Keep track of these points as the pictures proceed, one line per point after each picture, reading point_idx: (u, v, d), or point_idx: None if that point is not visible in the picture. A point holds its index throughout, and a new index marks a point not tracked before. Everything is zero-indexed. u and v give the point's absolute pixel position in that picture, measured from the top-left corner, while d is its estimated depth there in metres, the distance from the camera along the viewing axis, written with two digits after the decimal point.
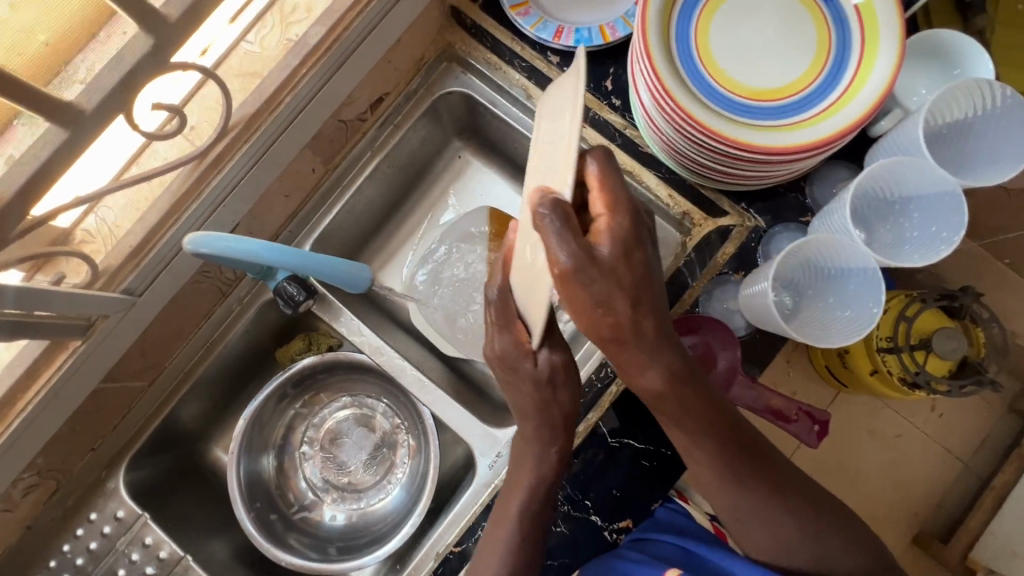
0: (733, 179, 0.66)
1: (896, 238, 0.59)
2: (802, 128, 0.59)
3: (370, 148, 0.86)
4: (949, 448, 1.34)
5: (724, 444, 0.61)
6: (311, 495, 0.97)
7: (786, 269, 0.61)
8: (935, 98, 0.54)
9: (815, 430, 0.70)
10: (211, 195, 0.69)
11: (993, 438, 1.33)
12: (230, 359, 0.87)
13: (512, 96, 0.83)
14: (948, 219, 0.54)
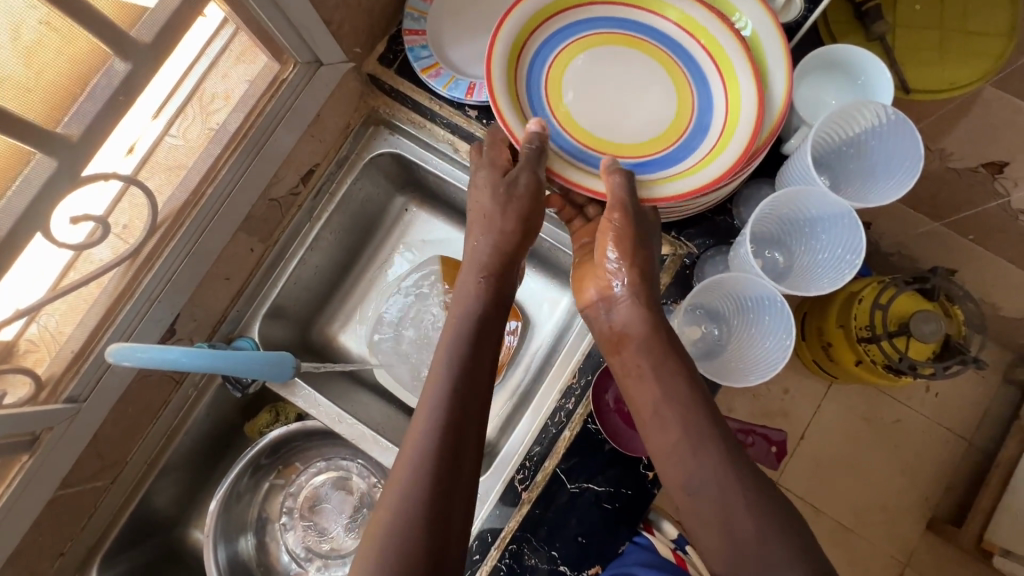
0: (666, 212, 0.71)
1: (811, 260, 0.63)
2: (718, 153, 0.63)
3: (308, 219, 0.87)
4: (948, 427, 1.31)
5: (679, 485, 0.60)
6: (295, 567, 0.95)
7: (700, 299, 0.66)
8: (822, 123, 0.57)
9: (773, 450, 0.72)
10: (146, 292, 0.70)
11: (992, 411, 1.31)
12: (195, 442, 0.87)
13: (440, 151, 0.86)
14: (847, 241, 0.58)
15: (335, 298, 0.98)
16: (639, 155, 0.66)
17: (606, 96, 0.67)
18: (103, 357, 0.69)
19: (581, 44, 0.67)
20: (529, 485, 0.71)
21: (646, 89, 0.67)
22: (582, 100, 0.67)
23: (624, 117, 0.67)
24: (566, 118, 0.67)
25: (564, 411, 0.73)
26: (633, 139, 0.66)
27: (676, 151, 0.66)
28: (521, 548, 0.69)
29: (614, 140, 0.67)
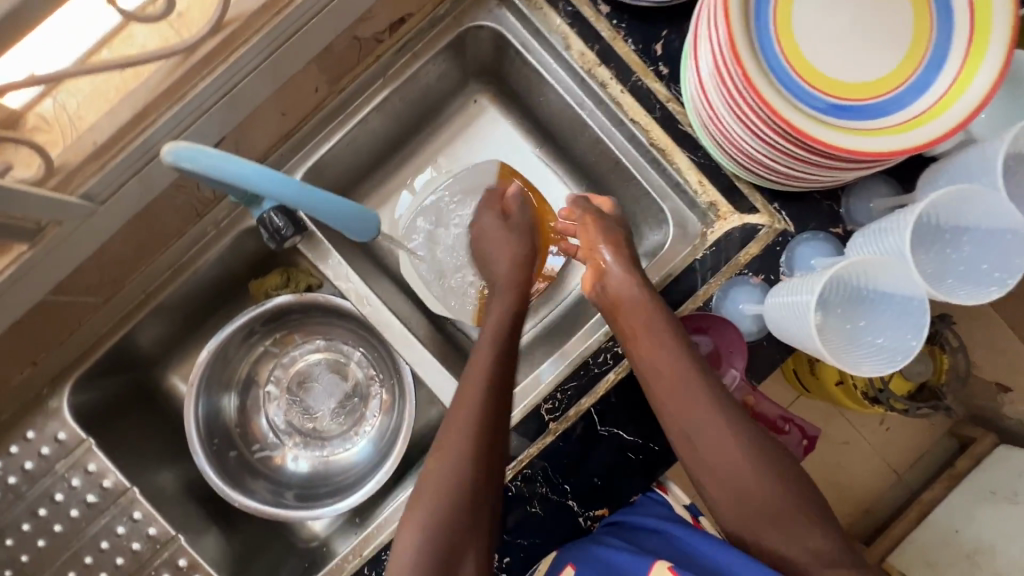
0: (797, 180, 0.60)
1: (936, 269, 0.55)
2: (927, 120, 0.51)
3: (383, 74, 0.76)
4: (887, 462, 1.34)
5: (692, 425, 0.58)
6: (273, 437, 0.92)
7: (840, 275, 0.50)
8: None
9: (804, 443, 0.71)
10: (197, 99, 0.59)
11: (931, 454, 1.34)
12: (199, 285, 0.79)
13: (549, 43, 0.75)
14: (1005, 258, 0.52)
15: (377, 174, 0.90)
16: (835, 94, 0.52)
17: (834, 10, 0.52)
18: (132, 162, 0.59)
19: None
20: (557, 417, 0.69)
21: (879, 23, 0.52)
22: (804, 6, 0.52)
23: (835, 45, 0.52)
24: (783, 14, 0.51)
25: (611, 353, 0.70)
26: (835, 74, 0.52)
27: (870, 103, 0.52)
28: (535, 473, 0.68)
29: (817, 66, 0.52)
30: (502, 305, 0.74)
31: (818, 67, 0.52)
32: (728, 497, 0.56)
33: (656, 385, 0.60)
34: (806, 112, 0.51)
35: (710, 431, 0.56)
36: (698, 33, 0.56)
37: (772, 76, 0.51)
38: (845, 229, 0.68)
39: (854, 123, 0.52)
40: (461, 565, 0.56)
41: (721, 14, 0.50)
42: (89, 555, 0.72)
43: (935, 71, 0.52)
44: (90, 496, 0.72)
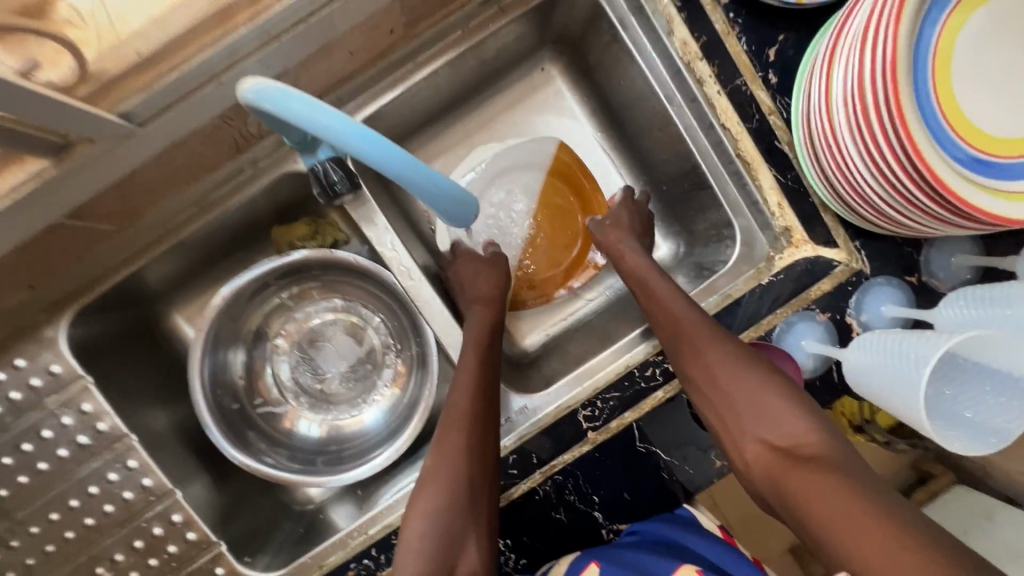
0: (900, 225, 0.57)
1: None
2: None
3: (463, 25, 0.68)
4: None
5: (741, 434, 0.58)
6: (279, 395, 0.87)
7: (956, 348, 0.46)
8: None
9: None
10: (270, 22, 0.51)
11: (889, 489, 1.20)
12: (223, 226, 0.71)
13: (651, 23, 0.68)
14: None
15: (428, 133, 0.82)
16: (980, 147, 0.48)
17: (999, 54, 0.48)
18: (181, 84, 0.51)
19: None
20: (597, 426, 0.67)
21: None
22: (968, 45, 0.47)
23: (987, 94, 0.48)
24: (945, 46, 0.47)
25: (661, 368, 0.68)
26: (982, 125, 0.48)
27: (1009, 164, 0.48)
28: (566, 481, 0.66)
29: (967, 112, 0.48)
30: (477, 317, 0.72)
31: (967, 114, 0.47)
32: (761, 453, 0.56)
33: (681, 354, 0.63)
34: (948, 161, 0.47)
35: (733, 394, 0.59)
36: (841, 46, 0.51)
37: (920, 114, 0.46)
38: (921, 280, 0.65)
39: (991, 182, 0.48)
40: (461, 551, 0.57)
41: (885, 29, 0.45)
42: (76, 499, 0.67)
43: None
44: (82, 438, 0.67)
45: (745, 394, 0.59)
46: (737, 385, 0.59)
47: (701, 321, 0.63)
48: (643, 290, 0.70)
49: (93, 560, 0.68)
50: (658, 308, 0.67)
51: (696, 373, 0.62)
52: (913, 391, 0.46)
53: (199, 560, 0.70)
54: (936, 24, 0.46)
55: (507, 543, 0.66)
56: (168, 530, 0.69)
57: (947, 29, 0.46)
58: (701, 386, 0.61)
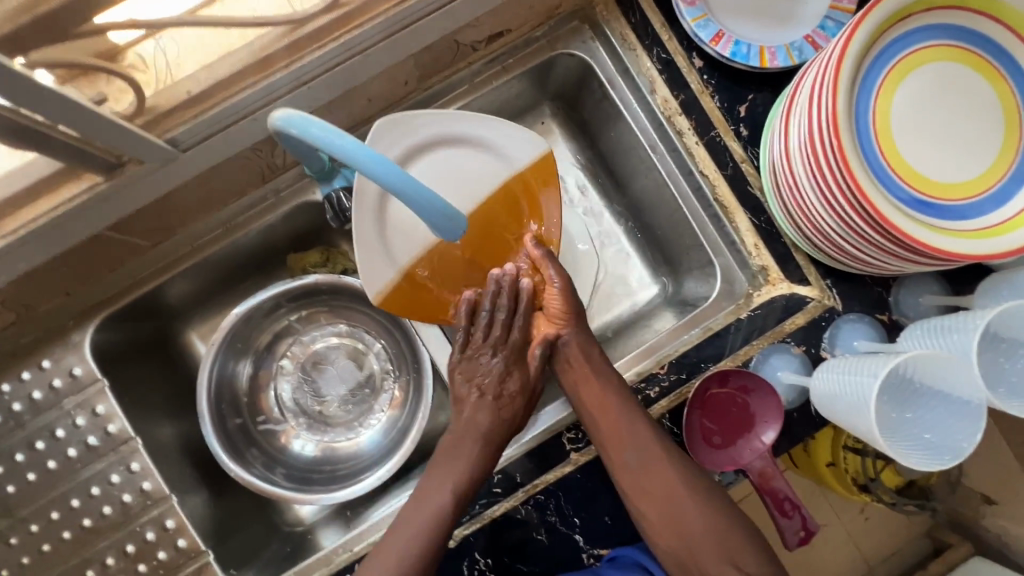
0: (858, 259, 0.62)
1: (991, 375, 0.54)
2: (1007, 231, 0.52)
3: (468, 81, 0.77)
4: (862, 554, 1.09)
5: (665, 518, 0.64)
6: (279, 413, 0.90)
7: (902, 366, 0.50)
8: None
9: (800, 534, 0.65)
10: (302, 70, 0.60)
11: (901, 556, 1.09)
12: (243, 248, 0.78)
13: (635, 83, 0.76)
14: None
15: None
16: (921, 190, 0.53)
17: (932, 112, 0.54)
18: (223, 116, 0.59)
19: (945, 49, 0.54)
20: (579, 447, 0.69)
21: (971, 134, 0.55)
22: (904, 106, 0.54)
23: (926, 144, 0.54)
24: (883, 102, 0.53)
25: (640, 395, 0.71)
26: (924, 171, 0.54)
27: (950, 205, 0.54)
28: (548, 501, 0.67)
29: (906, 159, 0.54)
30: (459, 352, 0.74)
31: (906, 160, 0.54)
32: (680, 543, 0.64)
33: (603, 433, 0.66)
34: (893, 202, 0.52)
35: (663, 487, 0.64)
36: (794, 106, 0.59)
37: (865, 160, 0.52)
38: (891, 317, 0.68)
39: (935, 221, 0.53)
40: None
41: (825, 92, 0.52)
42: (77, 499, 0.70)
43: (1016, 187, 0.54)
44: (92, 438, 0.71)
45: (664, 490, 0.64)
46: (665, 479, 0.65)
47: (642, 423, 0.66)
48: (591, 379, 0.69)
49: (84, 563, 0.70)
50: (603, 406, 0.67)
51: (636, 465, 0.65)
52: (865, 407, 0.50)
53: (185, 570, 0.71)
54: (874, 82, 0.53)
55: (487, 563, 0.66)
56: (160, 536, 0.71)
57: (884, 91, 0.53)
58: (636, 477, 0.64)
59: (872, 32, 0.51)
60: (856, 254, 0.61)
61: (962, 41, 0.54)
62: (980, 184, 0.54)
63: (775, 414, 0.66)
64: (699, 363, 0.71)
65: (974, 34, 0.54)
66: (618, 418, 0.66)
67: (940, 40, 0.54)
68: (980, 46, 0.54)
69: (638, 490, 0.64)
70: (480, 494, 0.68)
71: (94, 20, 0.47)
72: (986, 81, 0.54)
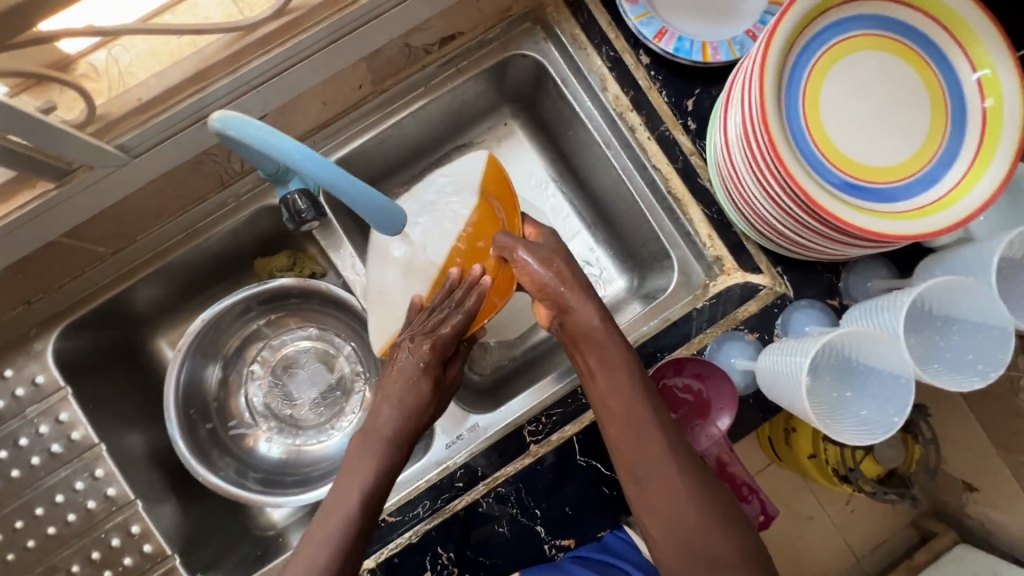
0: (800, 246, 0.63)
1: (924, 352, 0.55)
2: (934, 213, 0.54)
3: (424, 84, 0.79)
4: (849, 546, 1.09)
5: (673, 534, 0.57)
6: (250, 418, 0.91)
7: (835, 344, 0.52)
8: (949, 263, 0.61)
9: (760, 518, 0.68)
10: (249, 75, 0.61)
11: (885, 546, 1.09)
12: (206, 253, 0.79)
13: (587, 81, 0.78)
14: (988, 349, 0.52)
15: (401, 174, 0.88)
16: (853, 176, 0.55)
17: (861, 100, 0.56)
18: (173, 121, 0.60)
19: (868, 40, 0.56)
20: (539, 439, 0.70)
21: (899, 119, 0.56)
22: (832, 96, 0.56)
23: (856, 132, 0.56)
24: (813, 91, 0.55)
25: None
26: (855, 158, 0.55)
27: (881, 189, 0.55)
28: (509, 493, 0.68)
29: (837, 147, 0.55)
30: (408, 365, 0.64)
31: (838, 148, 0.55)
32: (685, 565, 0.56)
33: (611, 433, 0.61)
34: (826, 189, 0.53)
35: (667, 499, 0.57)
36: (730, 100, 0.60)
37: (797, 150, 0.54)
38: (841, 303, 0.70)
39: (868, 205, 0.55)
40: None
41: (753, 87, 0.53)
42: (41, 507, 0.70)
43: (943, 169, 0.56)
44: (55, 446, 0.71)
45: (671, 502, 0.57)
46: (672, 490, 0.57)
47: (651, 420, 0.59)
48: (600, 368, 0.62)
49: (49, 571, 0.70)
50: (608, 401, 0.61)
51: (643, 474, 0.58)
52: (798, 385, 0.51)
53: (152, 574, 0.71)
54: (803, 72, 0.55)
55: (450, 557, 0.67)
56: (126, 541, 0.71)
57: (812, 83, 0.55)
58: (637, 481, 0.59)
59: (794, 27, 0.53)
60: (799, 241, 0.62)
61: (887, 30, 0.56)
62: (908, 169, 0.56)
63: (730, 402, 0.67)
64: (655, 352, 0.73)
65: (894, 23, 0.56)
66: (622, 411, 0.60)
67: (862, 31, 0.55)
68: (901, 33, 0.56)
69: (643, 502, 0.58)
70: (443, 489, 0.69)
71: (37, 28, 0.48)
72: (909, 68, 0.56)
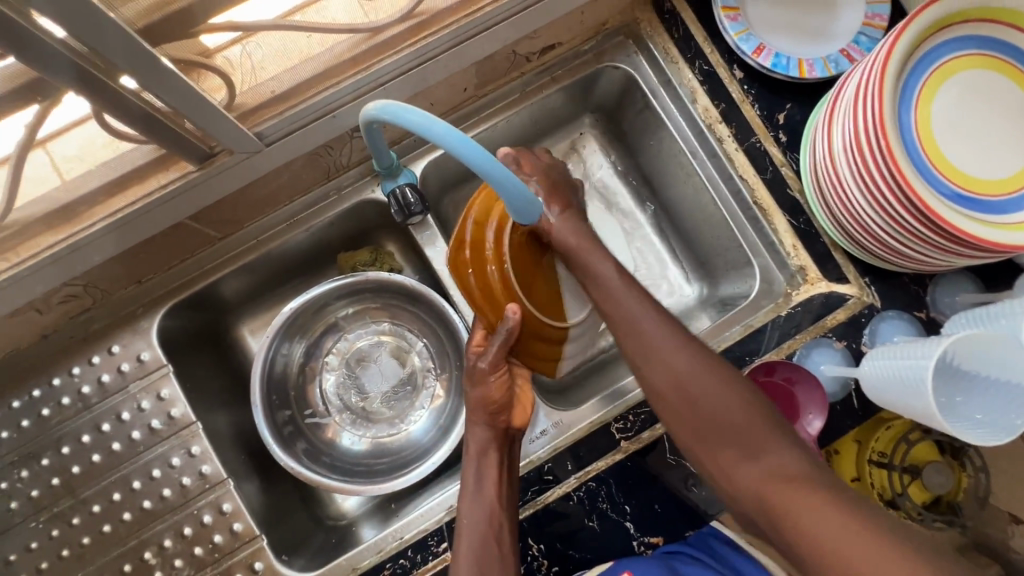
0: (900, 254, 0.65)
1: None
2: None
3: (520, 90, 0.82)
4: None
5: (685, 414, 0.56)
6: (324, 407, 0.92)
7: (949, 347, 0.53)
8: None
9: None
10: (379, 73, 0.65)
11: None
12: (302, 243, 0.82)
13: (677, 93, 0.81)
14: None
15: None
16: (962, 186, 0.57)
17: (969, 116, 0.58)
18: (304, 114, 0.64)
19: (978, 58, 0.58)
20: (629, 436, 0.71)
21: (1006, 135, 0.58)
22: (942, 109, 0.58)
23: (965, 145, 0.58)
24: (924, 104, 0.57)
25: None
26: (964, 170, 0.57)
27: (991, 201, 0.57)
28: (599, 489, 0.69)
29: (947, 158, 0.57)
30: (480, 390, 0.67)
31: (948, 159, 0.57)
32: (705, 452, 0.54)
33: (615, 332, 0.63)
34: (939, 198, 0.55)
35: (669, 375, 0.57)
36: (836, 112, 0.63)
37: (910, 158, 0.56)
38: (929, 314, 0.71)
39: (977, 215, 0.56)
40: (495, 564, 0.60)
41: (869, 98, 0.56)
42: (139, 481, 0.72)
43: None
44: (155, 422, 0.74)
45: (680, 383, 0.57)
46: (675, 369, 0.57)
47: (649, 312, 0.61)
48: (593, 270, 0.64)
49: (142, 544, 0.71)
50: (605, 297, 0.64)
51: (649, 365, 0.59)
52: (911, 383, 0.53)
53: (239, 554, 0.72)
54: (915, 86, 0.57)
55: (540, 549, 0.68)
56: (216, 519, 0.72)
57: (924, 97, 0.58)
58: (646, 371, 0.59)
59: (912, 43, 0.55)
60: (900, 249, 0.63)
61: (996, 51, 0.58)
62: (1017, 181, 0.57)
63: (824, 407, 0.68)
64: (744, 356, 0.74)
65: (1004, 45, 0.58)
66: (620, 302, 0.62)
67: (973, 50, 0.58)
68: (1011, 54, 0.58)
69: (654, 388, 0.59)
70: (532, 481, 0.70)
71: (211, 20, 0.53)
72: (1017, 88, 0.59)
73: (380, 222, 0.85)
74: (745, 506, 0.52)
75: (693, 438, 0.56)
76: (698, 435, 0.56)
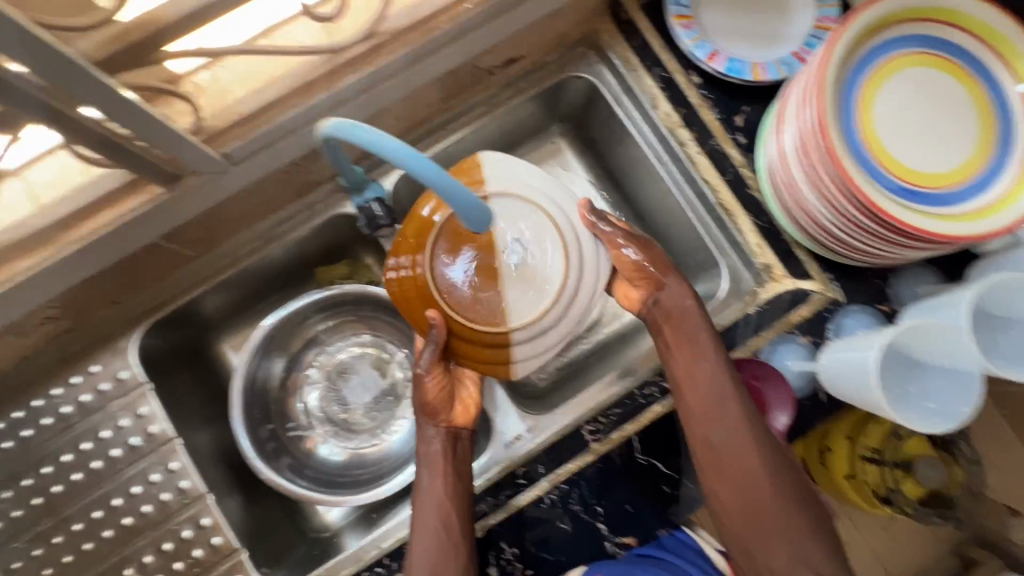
0: (854, 249, 0.66)
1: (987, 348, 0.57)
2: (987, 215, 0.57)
3: (486, 103, 0.85)
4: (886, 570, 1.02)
5: (734, 459, 0.63)
6: (307, 421, 0.93)
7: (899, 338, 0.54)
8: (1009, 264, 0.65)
9: None
10: (341, 91, 0.67)
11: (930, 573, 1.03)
12: (278, 259, 0.84)
13: (639, 100, 0.83)
14: None
15: None
16: (907, 180, 0.58)
17: (913, 112, 0.60)
18: (268, 134, 0.66)
19: (918, 57, 0.60)
20: (600, 437, 0.71)
21: (950, 129, 0.60)
22: (886, 106, 0.60)
23: (910, 140, 0.60)
24: (867, 103, 0.59)
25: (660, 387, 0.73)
26: (909, 165, 0.59)
27: (936, 193, 0.58)
28: (571, 491, 0.70)
29: (891, 154, 0.59)
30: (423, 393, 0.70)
31: (892, 155, 0.59)
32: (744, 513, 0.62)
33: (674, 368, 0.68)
34: (883, 193, 0.57)
35: (733, 435, 0.64)
36: (785, 113, 0.65)
37: (854, 155, 0.58)
38: (892, 307, 0.72)
39: (923, 208, 0.58)
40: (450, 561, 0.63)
41: (811, 100, 0.58)
42: (119, 498, 0.73)
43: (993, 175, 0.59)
44: (134, 439, 0.75)
45: (729, 432, 0.64)
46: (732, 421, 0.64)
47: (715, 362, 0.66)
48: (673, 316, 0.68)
49: (123, 561, 0.72)
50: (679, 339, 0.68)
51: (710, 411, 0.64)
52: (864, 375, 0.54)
53: (219, 568, 0.73)
54: (857, 85, 0.59)
55: (514, 553, 0.69)
56: (196, 534, 0.73)
57: (867, 95, 0.59)
58: (699, 415, 0.65)
59: (850, 44, 0.57)
60: (853, 244, 0.65)
61: (935, 49, 0.60)
62: (962, 174, 0.59)
63: (790, 403, 0.69)
64: None
65: (943, 42, 0.60)
66: (687, 344, 0.67)
67: (912, 48, 0.60)
68: (949, 51, 0.60)
69: (702, 436, 0.64)
70: (505, 486, 0.71)
71: (171, 48, 0.56)
72: (957, 84, 0.60)
73: (355, 236, 0.87)
74: (734, 527, 0.63)
75: (718, 480, 0.63)
76: (730, 479, 0.63)
